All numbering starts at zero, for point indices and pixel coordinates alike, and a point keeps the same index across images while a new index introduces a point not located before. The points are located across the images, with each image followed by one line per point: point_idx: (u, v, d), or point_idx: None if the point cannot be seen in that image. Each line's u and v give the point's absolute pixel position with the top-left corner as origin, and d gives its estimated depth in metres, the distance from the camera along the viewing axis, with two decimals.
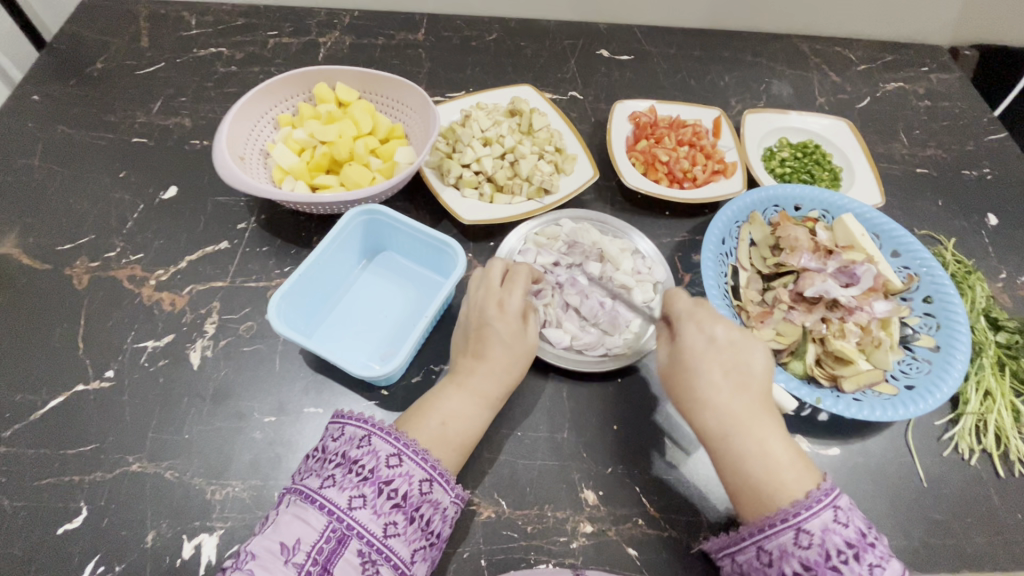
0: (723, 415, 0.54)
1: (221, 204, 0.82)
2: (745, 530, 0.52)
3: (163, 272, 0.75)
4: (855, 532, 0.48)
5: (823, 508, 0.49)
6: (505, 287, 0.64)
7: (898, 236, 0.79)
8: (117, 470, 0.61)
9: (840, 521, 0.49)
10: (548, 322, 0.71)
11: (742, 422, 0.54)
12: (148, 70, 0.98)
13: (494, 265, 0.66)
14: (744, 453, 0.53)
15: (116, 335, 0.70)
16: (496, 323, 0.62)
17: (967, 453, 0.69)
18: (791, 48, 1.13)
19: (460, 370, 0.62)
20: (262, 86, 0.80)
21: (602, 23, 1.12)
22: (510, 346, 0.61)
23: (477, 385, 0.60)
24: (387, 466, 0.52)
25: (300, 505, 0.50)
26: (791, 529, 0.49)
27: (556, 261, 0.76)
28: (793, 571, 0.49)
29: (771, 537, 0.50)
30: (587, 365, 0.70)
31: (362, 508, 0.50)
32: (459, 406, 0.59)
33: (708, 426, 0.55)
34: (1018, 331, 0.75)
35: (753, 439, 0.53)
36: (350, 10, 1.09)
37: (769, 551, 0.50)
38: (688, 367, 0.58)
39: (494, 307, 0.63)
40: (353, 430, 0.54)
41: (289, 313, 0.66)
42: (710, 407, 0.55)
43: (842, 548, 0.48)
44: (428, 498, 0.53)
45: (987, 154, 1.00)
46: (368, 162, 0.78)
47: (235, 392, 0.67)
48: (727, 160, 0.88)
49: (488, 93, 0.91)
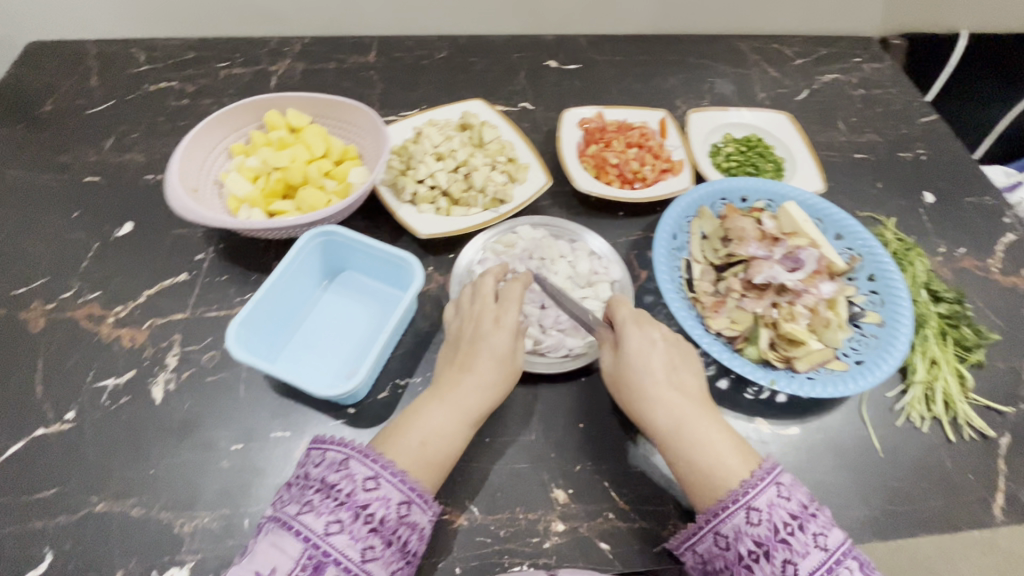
0: (673, 411, 0.59)
1: (179, 236, 0.82)
2: (701, 518, 0.54)
3: (122, 309, 0.75)
4: (799, 505, 0.51)
5: (768, 486, 0.52)
6: (501, 304, 0.65)
7: (840, 220, 0.83)
8: (82, 511, 0.60)
9: (782, 495, 0.52)
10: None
11: (686, 414, 0.59)
12: (98, 109, 0.98)
13: (487, 282, 0.67)
14: (695, 442, 0.57)
15: (75, 375, 0.69)
16: (489, 335, 0.62)
17: (919, 420, 0.72)
18: (731, 48, 1.17)
19: (444, 383, 0.61)
20: (212, 117, 0.81)
21: (549, 34, 1.15)
22: (500, 360, 0.62)
23: (460, 400, 0.60)
24: (364, 490, 0.52)
25: (276, 534, 0.49)
26: (742, 509, 0.52)
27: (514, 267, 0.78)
28: (747, 550, 0.51)
29: (725, 520, 0.52)
30: (550, 366, 0.71)
31: (338, 533, 0.49)
32: (442, 422, 0.59)
33: (660, 422, 0.59)
34: (957, 302, 0.79)
35: (701, 429, 0.58)
36: (300, 38, 1.11)
37: (725, 534, 0.52)
38: (636, 367, 0.62)
39: (488, 320, 0.63)
40: (334, 454, 0.54)
41: (250, 340, 0.66)
42: (662, 405, 0.59)
43: (787, 520, 0.51)
44: (406, 521, 0.53)
45: (920, 137, 1.05)
46: (323, 185, 0.80)
47: (201, 422, 0.67)
48: (675, 159, 0.91)
49: (439, 110, 0.93)
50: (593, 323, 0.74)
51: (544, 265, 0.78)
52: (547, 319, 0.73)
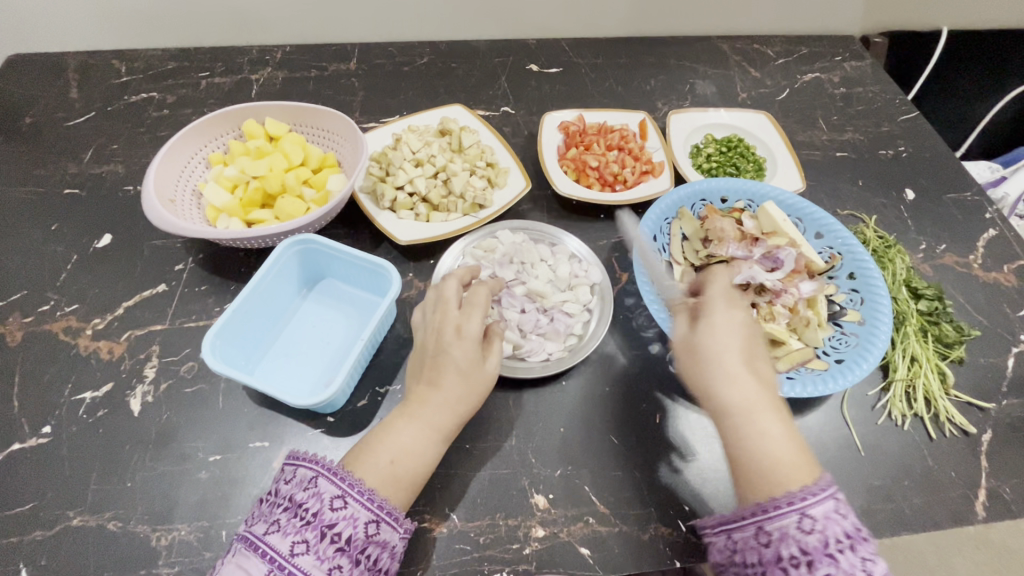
0: (749, 394, 0.54)
1: (158, 247, 0.82)
2: (747, 509, 0.51)
3: (100, 321, 0.75)
4: (856, 526, 0.48)
5: (828, 497, 0.48)
6: (464, 311, 0.63)
7: (819, 219, 0.83)
8: (58, 526, 0.60)
9: (840, 512, 0.48)
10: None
11: (760, 399, 0.54)
12: (79, 120, 0.98)
13: (450, 288, 0.64)
14: (767, 430, 0.52)
15: (52, 389, 0.69)
16: (453, 349, 0.61)
17: (900, 418, 0.72)
18: (712, 48, 1.17)
19: (412, 400, 0.60)
20: (189, 127, 0.81)
21: (530, 38, 1.16)
22: (465, 373, 0.60)
23: (429, 417, 0.59)
24: (331, 509, 0.52)
25: (243, 554, 0.50)
26: (795, 512, 0.48)
27: (493, 272, 0.78)
28: (789, 554, 0.47)
29: (773, 518, 0.49)
30: (530, 370, 0.71)
31: (304, 554, 0.49)
32: (410, 441, 0.58)
33: (734, 399, 0.54)
34: (936, 298, 0.79)
35: (772, 418, 0.53)
36: (282, 46, 1.11)
37: (768, 531, 0.49)
38: (719, 342, 0.56)
39: (450, 331, 0.61)
40: (303, 472, 0.54)
41: (226, 350, 0.65)
42: (739, 382, 0.54)
43: (841, 537, 0.47)
44: (374, 540, 0.53)
45: (901, 134, 1.05)
46: (301, 193, 0.79)
47: (178, 434, 0.66)
48: (655, 161, 0.92)
49: (418, 116, 0.93)
50: (573, 327, 0.74)
51: (523, 270, 0.78)
52: (526, 323, 0.73)
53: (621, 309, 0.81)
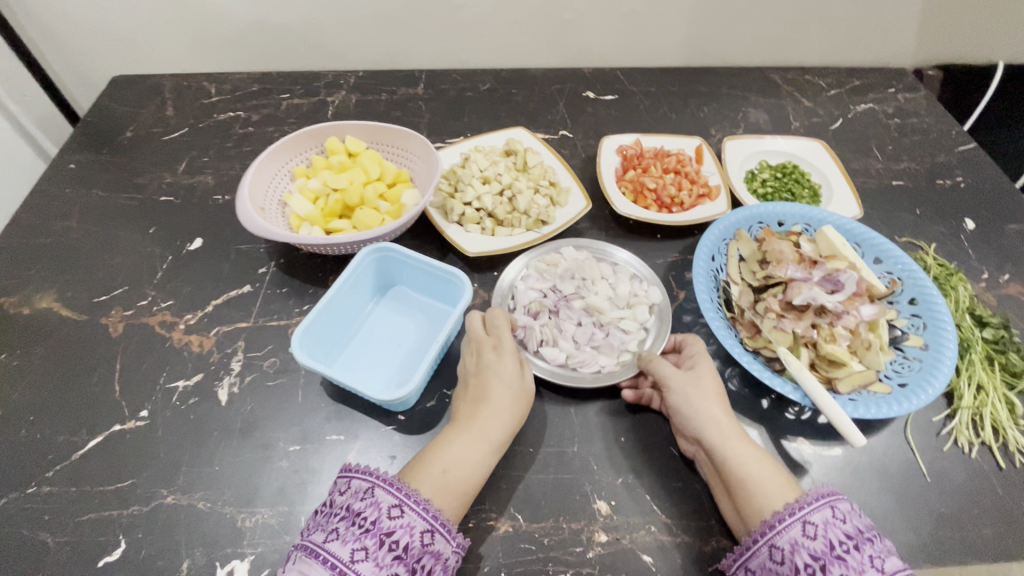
0: (741, 440, 0.61)
1: (243, 251, 0.89)
2: (756, 531, 0.55)
3: (192, 317, 0.81)
4: (853, 527, 0.53)
5: (822, 505, 0.54)
6: (495, 334, 0.69)
7: (879, 245, 0.84)
8: (153, 503, 0.65)
9: (838, 517, 0.54)
10: (544, 341, 0.74)
11: (750, 444, 0.61)
12: (173, 136, 1.07)
13: (480, 316, 0.72)
14: (763, 468, 0.59)
15: (149, 377, 0.75)
16: (493, 364, 0.66)
17: (967, 446, 0.72)
18: (765, 79, 1.21)
19: (460, 417, 0.64)
20: (280, 142, 0.88)
21: (586, 67, 1.21)
22: (509, 384, 0.65)
23: (478, 429, 0.62)
24: (389, 517, 0.53)
25: (304, 561, 0.50)
26: (798, 522, 0.54)
27: (554, 286, 0.80)
28: (804, 563, 0.52)
29: (781, 532, 0.54)
30: (581, 380, 0.72)
31: (364, 560, 0.50)
32: (461, 453, 0.60)
33: (731, 445, 0.60)
34: (1002, 327, 0.78)
35: (764, 460, 0.60)
36: (354, 71, 1.19)
37: (781, 547, 0.53)
38: (710, 395, 0.64)
39: (489, 351, 0.67)
40: (359, 482, 0.56)
41: (311, 345, 0.70)
42: (731, 430, 0.62)
43: (843, 539, 0.52)
44: (429, 549, 0.53)
45: (959, 164, 1.06)
46: (377, 206, 0.85)
47: (261, 424, 0.71)
48: (711, 184, 0.95)
49: (484, 137, 0.99)
50: (628, 343, 0.75)
51: (585, 285, 0.80)
52: (580, 335, 0.76)
53: (679, 326, 0.83)
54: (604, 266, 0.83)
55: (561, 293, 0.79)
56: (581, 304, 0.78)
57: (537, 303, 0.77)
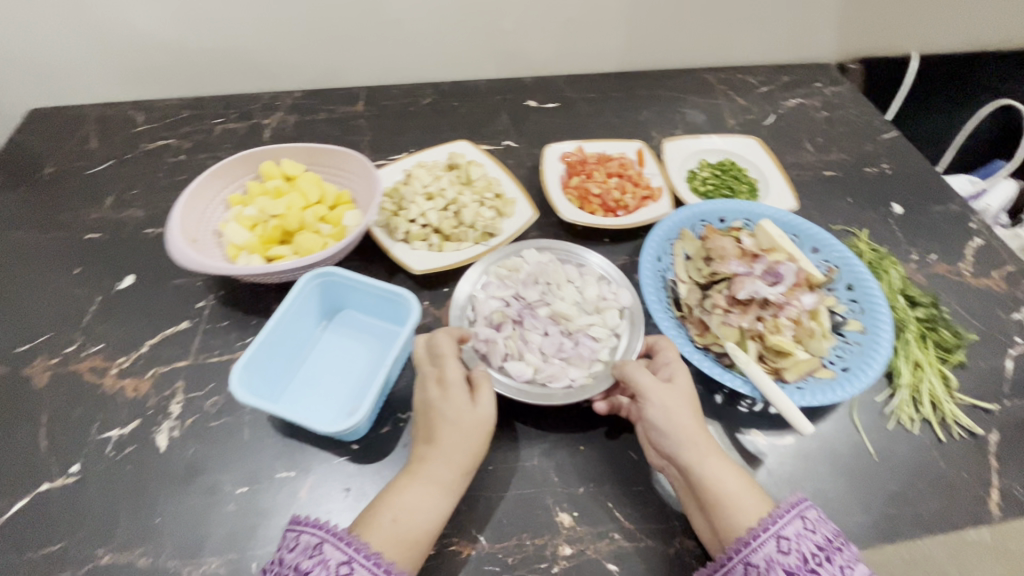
0: (713, 455, 0.60)
1: (180, 285, 0.84)
2: (730, 549, 0.55)
3: (125, 360, 0.76)
4: (823, 537, 0.54)
5: (792, 518, 0.55)
6: (438, 364, 0.65)
7: (815, 234, 0.87)
8: (88, 565, 0.60)
9: (808, 528, 0.55)
10: (509, 356, 0.72)
11: (720, 458, 0.61)
12: (99, 168, 1.02)
13: (422, 344, 0.67)
14: (734, 484, 0.59)
15: (80, 428, 0.70)
16: (439, 399, 0.62)
17: (908, 423, 0.75)
18: (700, 80, 1.24)
19: (414, 460, 0.61)
20: (211, 170, 0.85)
21: (527, 76, 1.21)
22: (455, 419, 0.61)
23: (429, 472, 0.59)
24: None
25: None
26: (772, 538, 0.54)
27: (517, 293, 0.78)
28: None
29: (756, 549, 0.54)
30: (553, 398, 0.69)
31: None
32: (413, 499, 0.58)
33: (704, 463, 0.59)
34: (933, 305, 0.82)
35: (734, 475, 0.60)
36: (291, 92, 1.16)
37: (756, 564, 0.54)
38: (680, 409, 0.63)
39: (433, 385, 0.64)
40: (308, 539, 0.54)
41: (253, 383, 0.67)
42: (704, 446, 0.61)
43: (815, 551, 0.53)
44: None
45: (884, 152, 1.11)
46: (319, 230, 0.83)
47: (205, 468, 0.67)
48: (653, 186, 0.96)
49: (426, 152, 0.98)
50: (599, 353, 0.74)
51: (550, 291, 0.78)
52: (548, 347, 0.74)
53: None
54: (568, 270, 0.82)
55: (525, 301, 0.77)
56: (548, 313, 0.76)
57: (500, 316, 0.74)
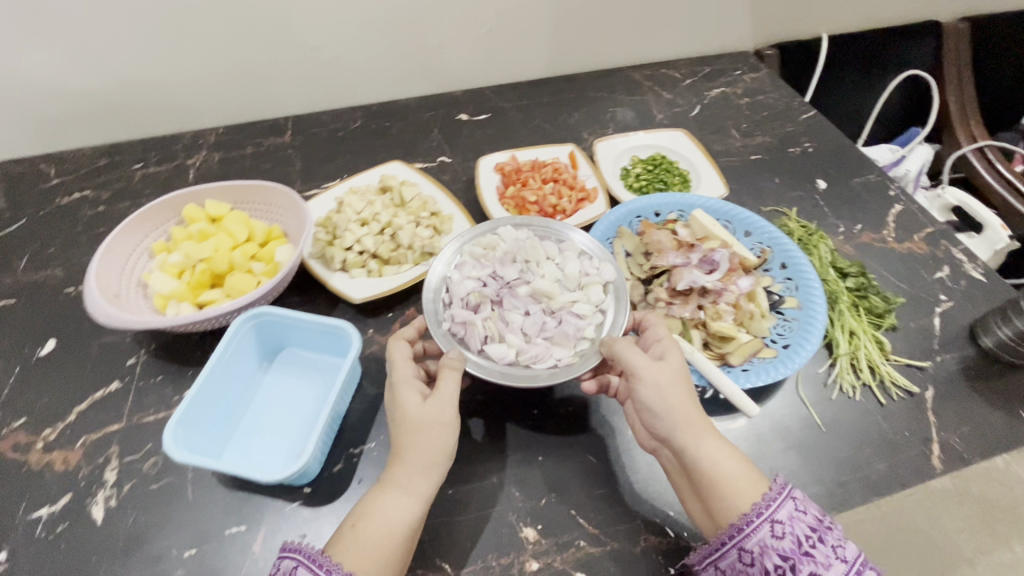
0: (704, 432, 0.59)
1: (107, 344, 0.80)
2: (725, 535, 0.55)
3: (52, 431, 0.72)
4: (814, 518, 0.54)
5: (786, 500, 0.55)
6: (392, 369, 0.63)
7: (745, 219, 0.90)
8: None
9: (800, 509, 0.54)
10: (490, 337, 0.68)
11: (710, 433, 0.59)
12: (9, 230, 0.96)
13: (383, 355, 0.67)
14: (724, 460, 0.58)
15: (5, 512, 0.65)
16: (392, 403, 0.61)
17: (851, 390, 0.77)
18: (625, 79, 1.27)
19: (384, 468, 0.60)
20: (129, 220, 0.81)
21: (456, 90, 1.21)
22: (404, 419, 0.59)
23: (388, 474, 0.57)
24: None
25: None
26: (766, 523, 0.54)
27: (495, 272, 0.73)
28: (773, 565, 0.52)
29: (750, 534, 0.54)
30: (538, 379, 0.65)
31: None
32: (371, 503, 0.56)
33: (696, 442, 0.59)
34: (861, 275, 0.85)
35: (723, 450, 0.59)
36: (213, 129, 1.13)
37: (750, 550, 0.54)
38: (666, 387, 0.61)
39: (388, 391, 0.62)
40: (285, 563, 0.52)
41: (191, 439, 0.64)
42: (695, 422, 0.60)
43: (808, 534, 0.53)
44: None
45: (804, 131, 1.16)
46: (250, 269, 0.80)
47: (149, 535, 0.64)
48: (588, 187, 0.97)
49: (357, 178, 0.97)
50: (584, 330, 0.69)
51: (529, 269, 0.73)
52: (531, 327, 0.69)
53: None
54: (547, 245, 0.76)
55: (504, 281, 0.72)
56: (529, 292, 0.72)
57: (478, 298, 0.69)
